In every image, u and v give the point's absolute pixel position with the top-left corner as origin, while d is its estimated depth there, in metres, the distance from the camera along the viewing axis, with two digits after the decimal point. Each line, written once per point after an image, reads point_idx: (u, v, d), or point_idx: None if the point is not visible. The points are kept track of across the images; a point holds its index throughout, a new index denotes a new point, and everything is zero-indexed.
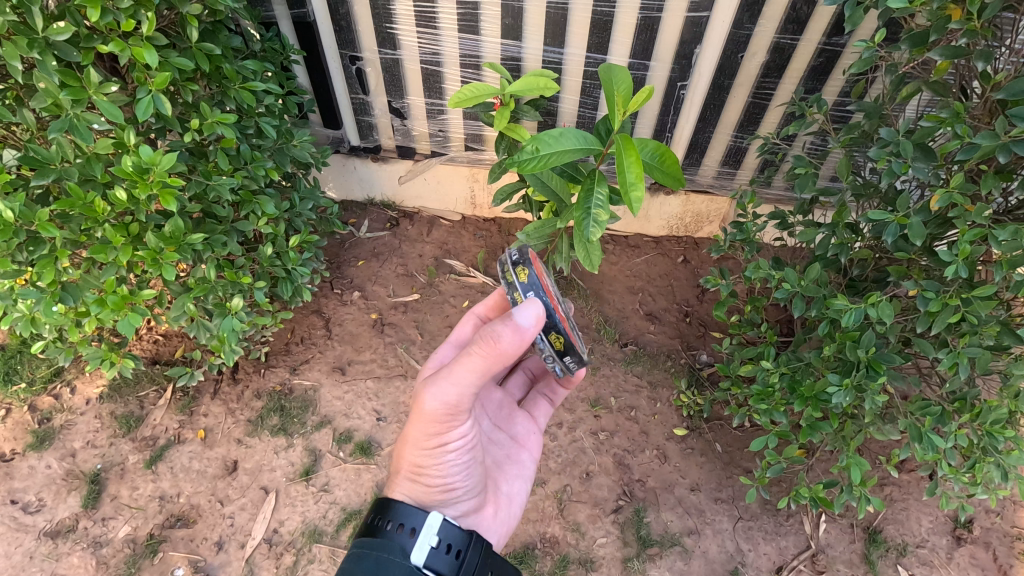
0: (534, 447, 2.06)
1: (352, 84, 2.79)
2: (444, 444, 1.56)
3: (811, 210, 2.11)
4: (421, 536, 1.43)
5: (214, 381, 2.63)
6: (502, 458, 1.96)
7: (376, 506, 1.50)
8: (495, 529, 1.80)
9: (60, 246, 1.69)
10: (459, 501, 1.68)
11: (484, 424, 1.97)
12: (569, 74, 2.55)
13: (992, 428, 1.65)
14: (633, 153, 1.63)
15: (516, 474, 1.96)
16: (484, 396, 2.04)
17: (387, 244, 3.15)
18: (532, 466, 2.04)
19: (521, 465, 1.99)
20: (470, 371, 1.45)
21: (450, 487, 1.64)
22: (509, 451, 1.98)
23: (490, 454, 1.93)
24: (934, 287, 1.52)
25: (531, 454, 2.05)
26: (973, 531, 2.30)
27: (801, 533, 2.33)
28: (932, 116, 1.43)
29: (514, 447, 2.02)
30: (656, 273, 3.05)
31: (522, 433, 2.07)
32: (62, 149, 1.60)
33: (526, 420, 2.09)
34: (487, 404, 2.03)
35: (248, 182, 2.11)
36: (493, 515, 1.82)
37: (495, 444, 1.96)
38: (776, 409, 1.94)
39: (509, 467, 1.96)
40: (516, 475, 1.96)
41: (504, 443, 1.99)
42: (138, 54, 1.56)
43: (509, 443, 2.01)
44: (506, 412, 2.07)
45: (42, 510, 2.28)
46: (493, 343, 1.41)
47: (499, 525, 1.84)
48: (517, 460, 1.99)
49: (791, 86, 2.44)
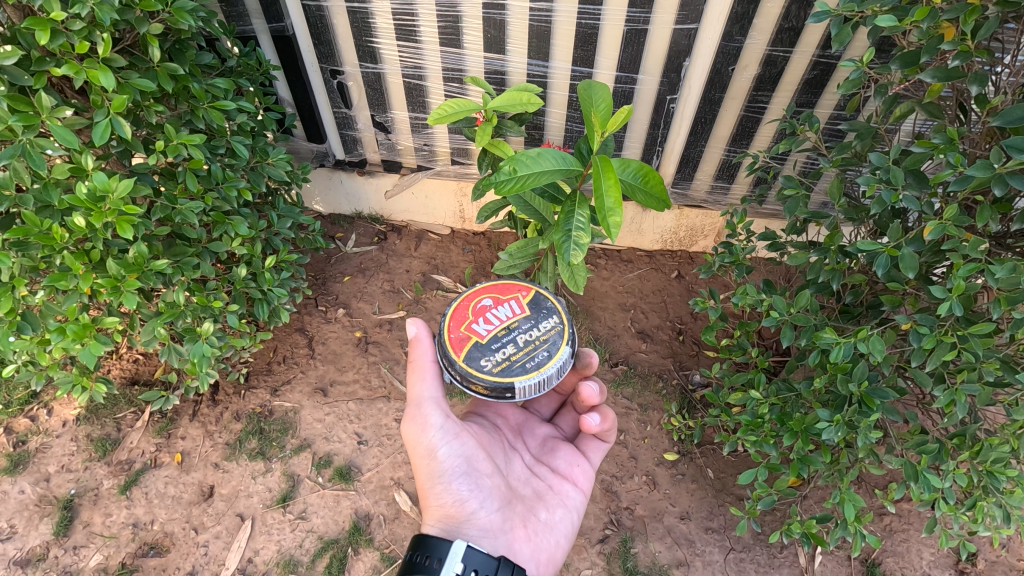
0: (581, 479, 1.86)
1: (334, 98, 2.74)
2: (434, 456, 1.53)
3: (804, 229, 2.02)
4: (448, 564, 1.39)
5: (193, 402, 2.57)
6: (544, 489, 1.77)
7: (412, 544, 1.48)
8: (529, 556, 1.60)
9: (17, 273, 1.65)
10: (480, 518, 1.54)
11: (525, 457, 1.83)
12: (555, 88, 2.49)
13: (993, 467, 1.56)
14: (612, 174, 1.48)
15: (560, 504, 1.77)
16: (528, 430, 1.94)
17: (374, 259, 3.07)
18: (581, 499, 1.83)
19: (565, 497, 1.79)
20: (419, 381, 1.53)
21: (464, 501, 1.53)
22: (550, 481, 1.80)
23: (531, 486, 1.75)
24: (929, 322, 1.44)
25: (576, 486, 1.84)
26: (977, 565, 2.20)
27: (795, 566, 2.24)
28: (924, 141, 1.37)
29: (559, 479, 1.83)
30: (649, 289, 2.96)
31: (566, 466, 1.88)
32: (16, 174, 1.54)
33: (570, 451, 1.90)
34: (530, 439, 1.92)
35: (220, 203, 2.05)
36: (528, 541, 1.63)
37: (539, 477, 1.80)
38: (766, 441, 1.86)
39: (551, 497, 1.77)
40: (558, 505, 1.76)
41: (547, 475, 1.82)
42: (92, 77, 1.50)
43: (554, 476, 1.83)
44: (551, 445, 1.92)
45: (12, 538, 2.21)
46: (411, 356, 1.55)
47: (537, 553, 1.63)
48: (562, 493, 1.80)
49: (784, 100, 2.36)
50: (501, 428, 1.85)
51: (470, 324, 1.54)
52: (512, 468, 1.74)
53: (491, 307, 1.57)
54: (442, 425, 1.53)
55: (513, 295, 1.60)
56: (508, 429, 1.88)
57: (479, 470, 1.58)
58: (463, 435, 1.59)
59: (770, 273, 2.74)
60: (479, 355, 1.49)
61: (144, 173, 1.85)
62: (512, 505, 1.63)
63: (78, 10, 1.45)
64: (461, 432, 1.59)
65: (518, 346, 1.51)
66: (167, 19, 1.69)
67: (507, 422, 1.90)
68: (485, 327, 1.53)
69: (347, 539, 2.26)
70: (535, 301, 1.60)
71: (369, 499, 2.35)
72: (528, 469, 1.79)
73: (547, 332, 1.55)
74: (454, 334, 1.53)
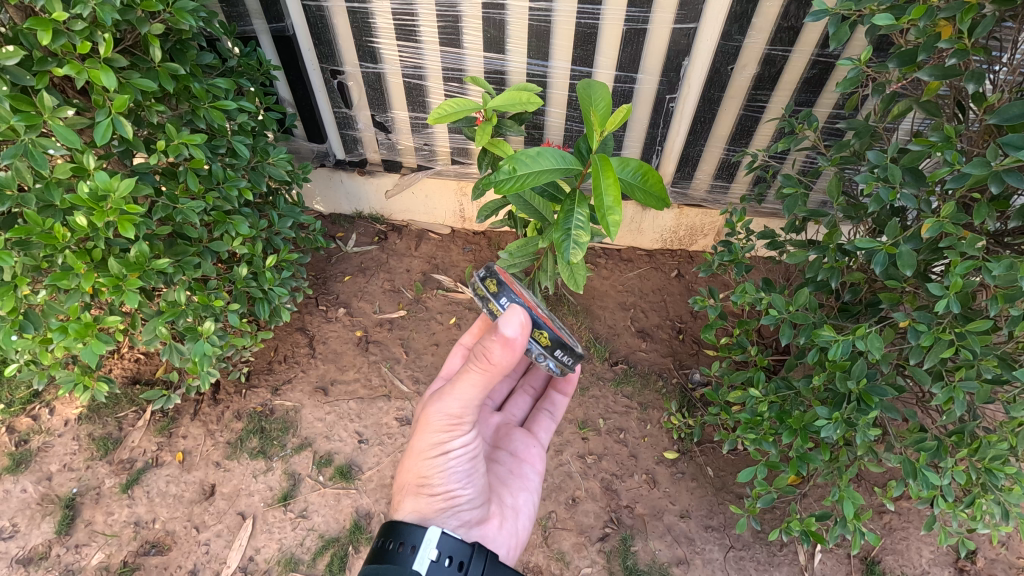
0: (536, 460, 1.92)
1: (334, 98, 2.75)
2: (445, 452, 1.50)
3: (803, 228, 2.02)
4: (422, 551, 1.36)
5: (194, 402, 2.57)
6: (506, 475, 1.82)
7: (385, 531, 1.43)
8: (502, 543, 1.65)
9: (20, 272, 1.66)
10: (463, 510, 1.56)
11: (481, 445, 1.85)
12: (555, 87, 2.49)
13: (991, 464, 1.56)
14: (611, 172, 1.48)
15: (521, 487, 1.82)
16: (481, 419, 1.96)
17: (375, 258, 3.08)
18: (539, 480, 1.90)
19: (527, 479, 1.85)
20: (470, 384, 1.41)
21: (454, 494, 1.54)
22: (511, 466, 1.85)
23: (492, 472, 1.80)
24: (927, 320, 1.44)
25: (535, 468, 1.90)
26: (976, 563, 2.20)
27: (794, 564, 2.24)
28: (922, 139, 1.37)
29: (518, 462, 1.88)
30: (649, 288, 2.97)
31: (522, 449, 1.93)
32: (19, 174, 1.55)
33: (525, 435, 1.95)
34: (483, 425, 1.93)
35: (220, 203, 2.06)
36: (501, 529, 1.67)
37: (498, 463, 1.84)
38: (765, 438, 1.86)
39: (513, 481, 1.82)
40: (520, 488, 1.82)
41: (507, 460, 1.87)
42: (94, 77, 1.51)
43: (513, 460, 1.87)
44: (506, 431, 1.96)
45: (15, 536, 2.22)
46: (492, 355, 1.30)
47: (508, 538, 1.69)
48: (523, 476, 1.85)
49: (783, 99, 2.36)
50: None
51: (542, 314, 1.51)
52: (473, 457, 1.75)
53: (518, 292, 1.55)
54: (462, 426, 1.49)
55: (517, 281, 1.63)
56: None
57: (475, 465, 1.59)
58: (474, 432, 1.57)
59: (770, 272, 2.75)
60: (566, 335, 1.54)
61: (145, 173, 1.86)
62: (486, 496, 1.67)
63: (80, 10, 1.46)
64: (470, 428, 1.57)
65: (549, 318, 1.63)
66: (169, 19, 1.70)
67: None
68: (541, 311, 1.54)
69: (348, 537, 2.27)
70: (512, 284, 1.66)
71: (370, 497, 2.36)
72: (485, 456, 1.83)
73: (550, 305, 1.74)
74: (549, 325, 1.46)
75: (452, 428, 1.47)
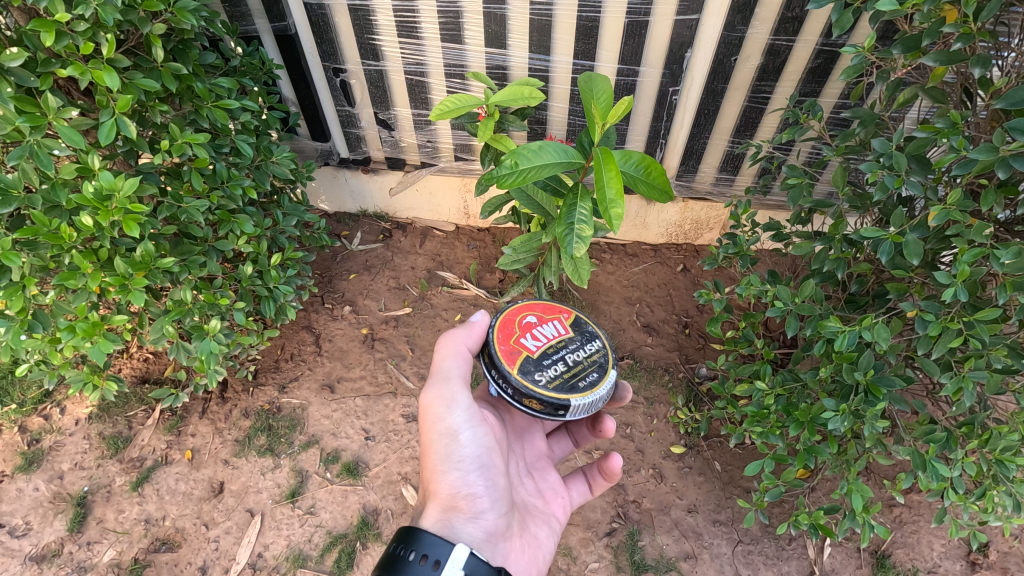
0: (560, 510, 1.85)
1: (337, 97, 2.76)
2: (455, 436, 1.54)
3: (809, 219, 2.00)
4: (445, 569, 1.33)
5: (203, 400, 2.59)
6: (531, 504, 1.77)
7: (400, 536, 1.40)
8: (522, 568, 1.59)
9: (28, 272, 1.67)
10: (482, 514, 1.53)
11: (520, 466, 1.81)
12: (557, 82, 2.48)
13: (1003, 456, 1.54)
14: (613, 166, 1.48)
15: (544, 522, 1.77)
16: (528, 437, 1.90)
17: (380, 256, 3.09)
18: (559, 528, 1.82)
19: (549, 515, 1.80)
20: (451, 359, 1.56)
21: (474, 495, 1.53)
22: (535, 501, 1.79)
23: (521, 496, 1.75)
24: (935, 309, 1.43)
25: (554, 517, 1.83)
26: (988, 556, 2.18)
27: (804, 558, 2.23)
28: (927, 126, 1.36)
29: (543, 501, 1.82)
30: (654, 283, 2.95)
31: (548, 489, 1.87)
32: (26, 175, 1.57)
33: (558, 480, 1.90)
34: (529, 446, 1.89)
35: (225, 202, 2.07)
36: (522, 553, 1.62)
37: (526, 487, 1.79)
38: (771, 432, 1.85)
39: (537, 513, 1.77)
40: (543, 522, 1.77)
41: (535, 492, 1.81)
42: (98, 78, 1.52)
43: (540, 496, 1.82)
44: (542, 464, 1.90)
45: (28, 534, 2.23)
46: (457, 334, 1.58)
47: (526, 562, 1.63)
48: (545, 512, 1.80)
49: (788, 90, 2.34)
50: (506, 428, 1.81)
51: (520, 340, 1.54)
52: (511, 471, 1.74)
53: (536, 325, 1.58)
54: (466, 407, 1.56)
55: (559, 316, 1.62)
56: (512, 431, 1.84)
57: (486, 463, 1.57)
58: (484, 425, 1.61)
59: (775, 265, 2.74)
60: (533, 369, 1.48)
61: (150, 172, 1.87)
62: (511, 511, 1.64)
63: (82, 11, 1.48)
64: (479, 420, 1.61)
65: (569, 365, 1.51)
66: (170, 19, 1.70)
67: (512, 425, 1.85)
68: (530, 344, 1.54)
69: (355, 533, 2.27)
70: (578, 323, 1.63)
71: (377, 494, 2.37)
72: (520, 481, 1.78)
73: (592, 354, 1.56)
74: (507, 347, 1.52)
75: (445, 408, 1.55)
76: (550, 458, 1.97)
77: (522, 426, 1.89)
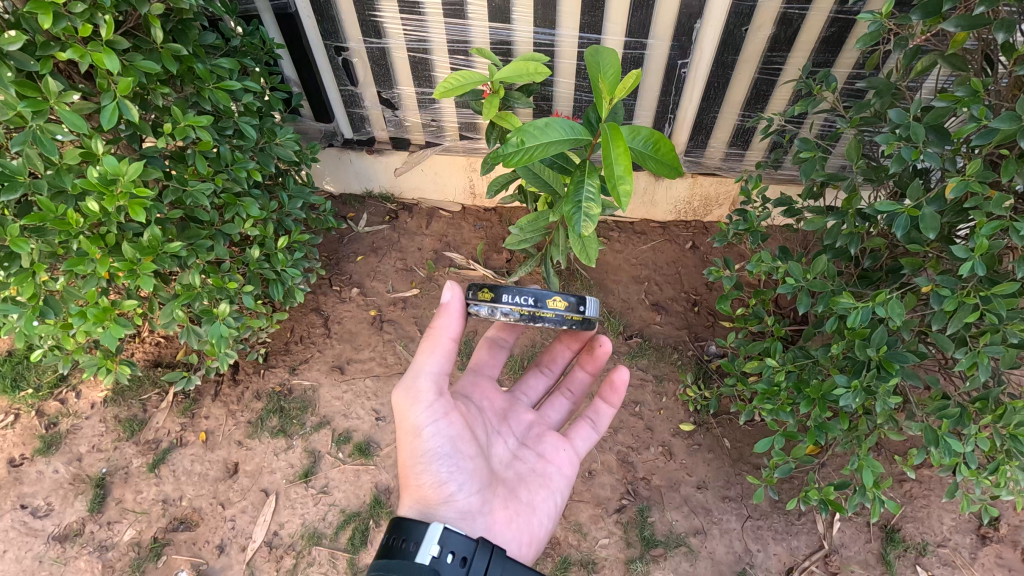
0: (565, 464, 1.83)
1: (340, 76, 2.72)
2: (420, 433, 1.50)
3: (821, 193, 1.96)
4: (424, 547, 1.38)
5: (215, 383, 2.61)
6: (527, 472, 1.75)
7: (390, 529, 1.45)
8: (511, 537, 1.59)
9: (37, 259, 1.68)
10: (458, 500, 1.52)
11: (508, 442, 1.80)
12: (563, 57, 2.43)
13: (1017, 431, 1.52)
14: (622, 142, 1.43)
15: (542, 486, 1.74)
16: (512, 415, 1.89)
17: (386, 237, 3.07)
18: (565, 482, 1.81)
19: (549, 479, 1.77)
20: (427, 353, 1.50)
21: (443, 484, 1.51)
22: (534, 465, 1.78)
23: (512, 469, 1.73)
24: (951, 284, 1.40)
25: (561, 471, 1.81)
26: (999, 530, 2.19)
27: (813, 533, 2.24)
28: (946, 95, 1.32)
29: (544, 463, 1.80)
30: (662, 261, 2.93)
31: (551, 451, 1.85)
32: (30, 161, 1.56)
33: (556, 437, 1.88)
34: (516, 422, 1.88)
35: (230, 185, 2.06)
36: (510, 523, 1.61)
37: (520, 460, 1.78)
38: (782, 409, 1.84)
39: (533, 480, 1.74)
40: (541, 487, 1.74)
41: (532, 459, 1.80)
42: (98, 61, 1.51)
43: (538, 459, 1.80)
44: (536, 430, 1.89)
45: (51, 514, 2.28)
46: (435, 326, 1.49)
47: (519, 534, 1.62)
48: (546, 475, 1.78)
49: (801, 60, 2.29)
50: (485, 412, 1.80)
51: None
52: (493, 450, 1.72)
53: None
54: (433, 405, 1.52)
55: None
56: (491, 412, 1.83)
57: (462, 450, 1.56)
58: (452, 415, 1.57)
59: (786, 241, 2.70)
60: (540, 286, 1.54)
61: (154, 156, 1.86)
62: (492, 487, 1.62)
63: None
64: (451, 411, 1.57)
65: None
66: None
67: (491, 407, 1.84)
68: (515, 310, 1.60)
69: (368, 512, 2.31)
70: None
71: (389, 473, 2.39)
72: (510, 454, 1.77)
73: None
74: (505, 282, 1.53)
75: (417, 406, 1.50)
76: (546, 423, 1.94)
77: (504, 407, 1.90)
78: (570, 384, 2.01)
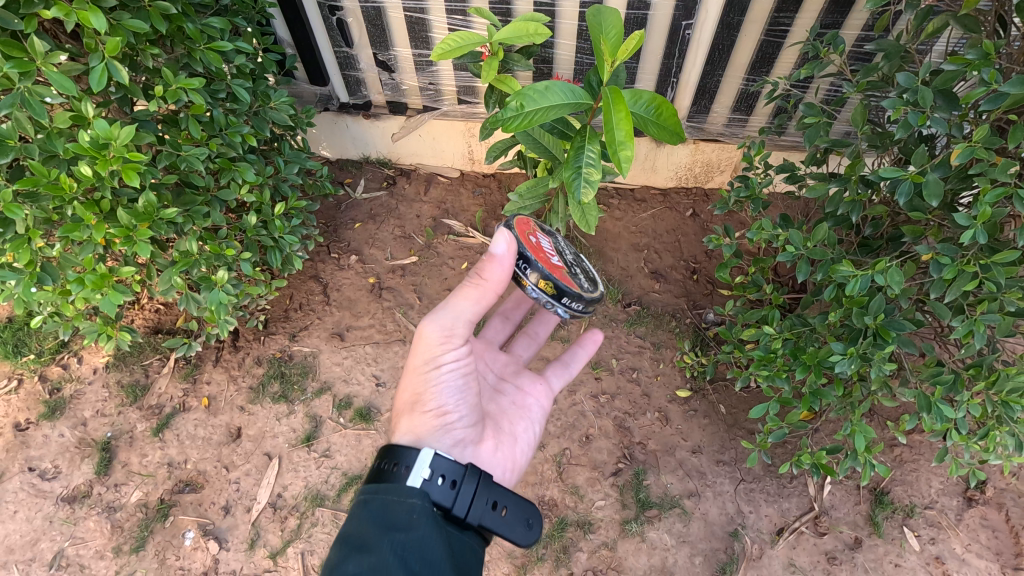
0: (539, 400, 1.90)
1: (334, 37, 2.65)
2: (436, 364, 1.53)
3: (824, 160, 1.94)
4: (414, 470, 1.37)
5: (216, 349, 2.63)
6: (507, 407, 1.81)
7: (382, 454, 1.43)
8: (496, 465, 1.64)
9: (32, 224, 1.67)
10: (456, 428, 1.56)
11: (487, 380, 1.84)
12: (564, 17, 2.36)
13: (1009, 397, 1.54)
14: (623, 106, 1.41)
15: (522, 419, 1.81)
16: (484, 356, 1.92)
17: (384, 204, 3.04)
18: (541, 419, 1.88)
19: (527, 413, 1.84)
20: (466, 296, 1.47)
21: (447, 412, 1.55)
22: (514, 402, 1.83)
23: (495, 403, 1.78)
24: (951, 253, 1.39)
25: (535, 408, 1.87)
26: (985, 493, 2.24)
27: (804, 495, 2.30)
28: (956, 58, 1.29)
29: (521, 399, 1.86)
30: (662, 229, 2.91)
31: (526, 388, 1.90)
32: (20, 125, 1.53)
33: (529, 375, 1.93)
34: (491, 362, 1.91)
35: (224, 150, 2.02)
36: (495, 452, 1.67)
37: (500, 397, 1.82)
38: (777, 375, 1.85)
39: (514, 414, 1.81)
40: (521, 421, 1.81)
41: (510, 395, 1.85)
42: (84, 20, 1.46)
43: (515, 396, 1.86)
44: (511, 370, 1.93)
45: (58, 476, 2.33)
46: (483, 274, 1.46)
47: (503, 462, 1.68)
48: (524, 411, 1.84)
49: (809, 21, 2.22)
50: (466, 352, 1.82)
51: (551, 257, 1.57)
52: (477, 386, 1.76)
53: (541, 241, 1.61)
54: (455, 342, 1.54)
55: (536, 228, 1.65)
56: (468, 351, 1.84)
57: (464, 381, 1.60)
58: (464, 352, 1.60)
59: (787, 208, 2.68)
60: (577, 280, 1.61)
61: (146, 119, 1.82)
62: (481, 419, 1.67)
63: None
64: (467, 352, 1.62)
65: (578, 267, 1.71)
66: None
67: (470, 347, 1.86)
68: (556, 258, 1.60)
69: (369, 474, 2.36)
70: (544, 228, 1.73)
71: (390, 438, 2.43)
72: (491, 391, 1.82)
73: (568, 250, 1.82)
74: (555, 268, 1.53)
75: (441, 341, 1.52)
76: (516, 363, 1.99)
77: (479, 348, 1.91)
78: (542, 324, 2.04)
